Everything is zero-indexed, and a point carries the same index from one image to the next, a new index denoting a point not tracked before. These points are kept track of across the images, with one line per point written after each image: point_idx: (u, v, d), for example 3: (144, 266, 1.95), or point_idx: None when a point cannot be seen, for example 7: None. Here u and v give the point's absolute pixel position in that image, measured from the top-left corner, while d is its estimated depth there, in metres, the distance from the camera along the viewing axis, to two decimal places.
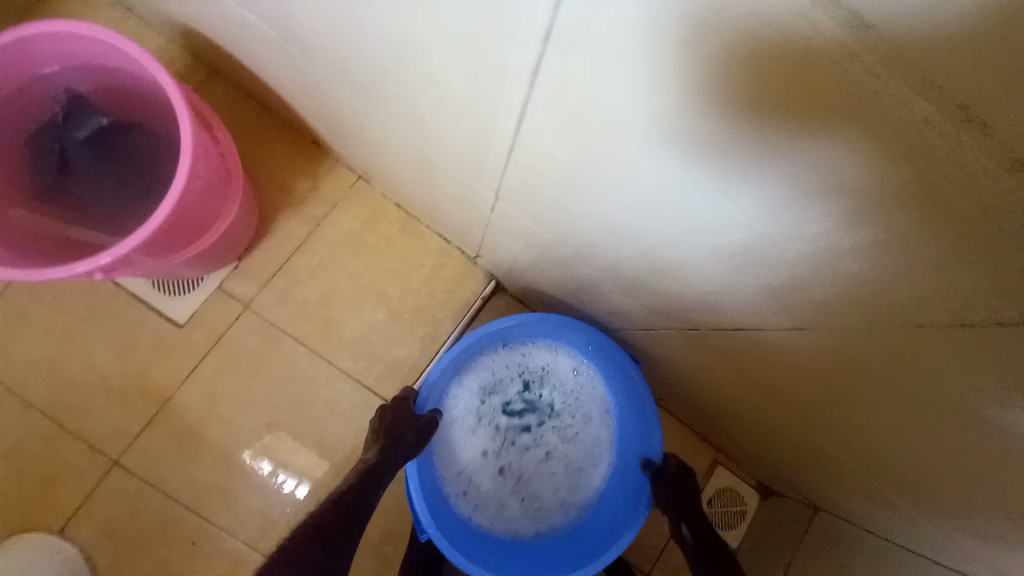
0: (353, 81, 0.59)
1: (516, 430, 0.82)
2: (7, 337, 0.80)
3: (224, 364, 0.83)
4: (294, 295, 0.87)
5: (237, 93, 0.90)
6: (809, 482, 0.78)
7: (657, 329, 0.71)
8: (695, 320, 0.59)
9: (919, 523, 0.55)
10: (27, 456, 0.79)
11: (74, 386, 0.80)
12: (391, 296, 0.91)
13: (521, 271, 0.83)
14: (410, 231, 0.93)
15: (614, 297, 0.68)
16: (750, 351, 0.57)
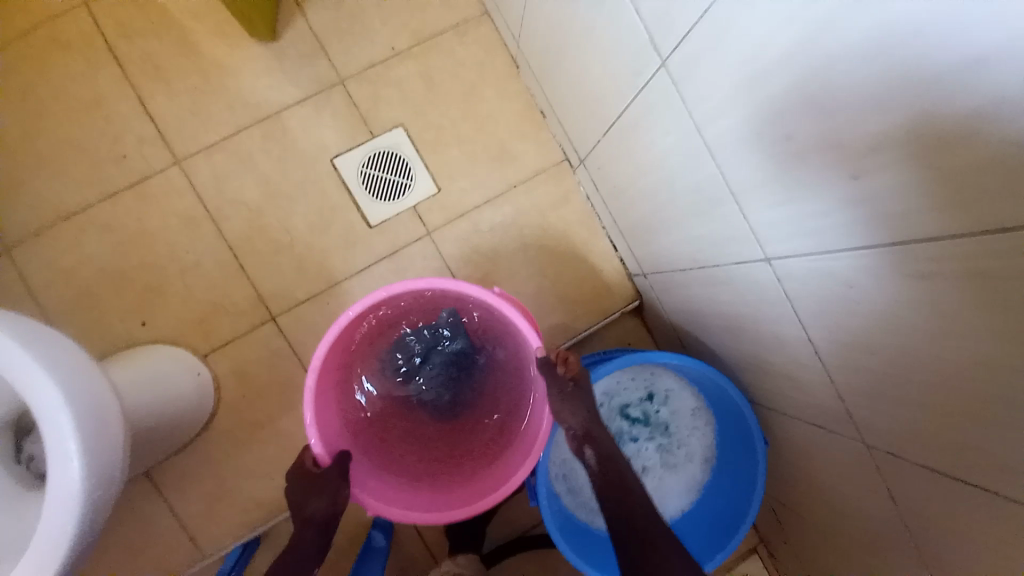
0: (641, 106, 0.66)
1: (626, 438, 0.84)
2: (230, 172, 0.89)
3: (392, 273, 0.91)
4: (471, 240, 0.94)
5: (497, 42, 0.96)
6: None
7: (792, 425, 0.75)
8: (848, 425, 0.63)
9: None
10: (202, 277, 0.88)
11: (266, 235, 0.89)
12: (548, 276, 0.96)
13: (679, 310, 0.87)
14: (588, 225, 0.97)
15: (769, 370, 0.73)
16: (902, 485, 0.59)
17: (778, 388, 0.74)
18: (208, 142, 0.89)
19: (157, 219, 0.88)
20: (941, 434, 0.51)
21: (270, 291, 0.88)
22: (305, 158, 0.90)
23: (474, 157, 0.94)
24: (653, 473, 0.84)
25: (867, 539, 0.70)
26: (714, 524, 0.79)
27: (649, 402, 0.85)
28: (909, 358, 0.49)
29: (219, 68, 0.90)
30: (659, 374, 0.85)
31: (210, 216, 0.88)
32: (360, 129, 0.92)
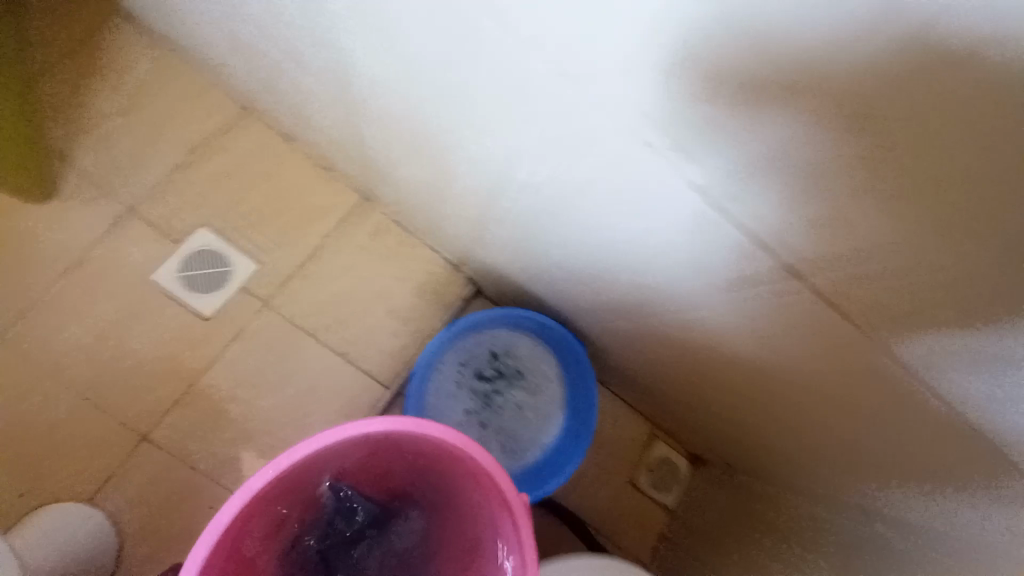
0: (390, 112, 0.78)
1: (490, 394, 0.96)
2: (55, 326, 0.93)
3: (246, 350, 0.97)
4: (308, 293, 1.01)
5: (265, 127, 1.09)
6: (738, 447, 1.02)
7: (618, 319, 0.88)
8: (652, 298, 0.75)
9: (871, 474, 0.71)
10: (62, 430, 0.90)
11: (112, 366, 0.93)
12: (390, 295, 1.06)
13: (504, 268, 0.98)
14: (406, 240, 1.09)
15: (603, 283, 0.80)
16: (690, 322, 0.74)
17: (603, 294, 0.84)
18: (23, 308, 0.93)
19: None
20: (813, 303, 0.53)
21: (137, 413, 0.92)
22: (125, 285, 0.96)
23: (281, 224, 1.04)
24: (524, 410, 0.97)
25: (701, 380, 0.87)
26: (580, 414, 0.95)
27: (496, 358, 0.97)
28: (625, 231, 0.64)
29: (10, 239, 0.95)
30: (493, 332, 0.98)
31: (49, 372, 0.91)
32: (167, 243, 1.00)
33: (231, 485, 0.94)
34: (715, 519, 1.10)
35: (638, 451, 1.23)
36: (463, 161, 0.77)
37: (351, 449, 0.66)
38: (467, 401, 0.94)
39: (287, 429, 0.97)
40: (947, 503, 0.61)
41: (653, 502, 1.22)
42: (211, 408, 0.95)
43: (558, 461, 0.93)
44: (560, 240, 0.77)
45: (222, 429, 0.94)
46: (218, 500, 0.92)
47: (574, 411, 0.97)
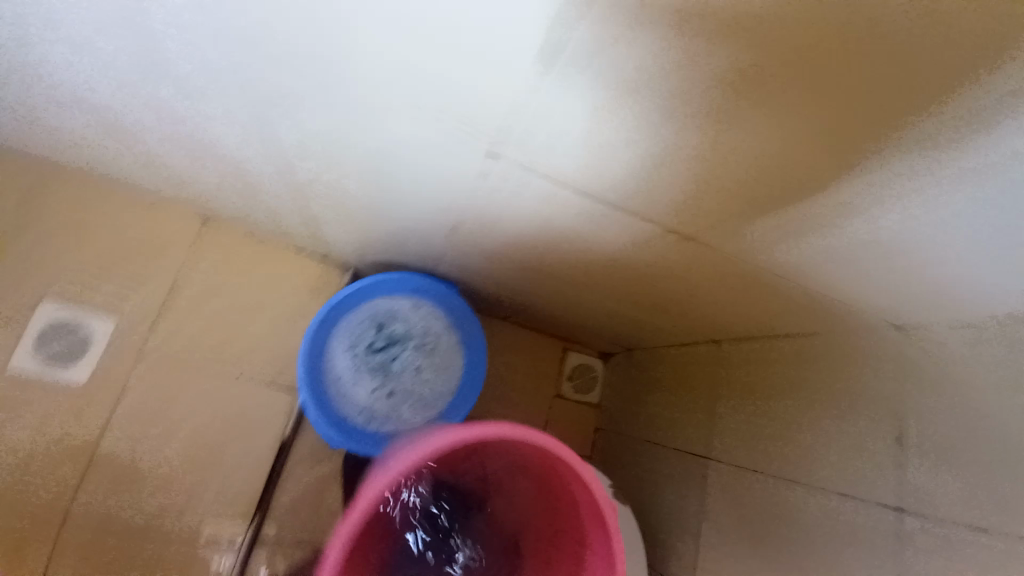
0: (147, 108, 0.70)
1: (388, 361, 1.00)
2: None
3: (137, 404, 0.97)
4: (180, 329, 1.01)
5: (57, 179, 0.98)
6: (629, 328, 1.14)
7: (478, 230, 0.85)
8: (490, 196, 0.72)
9: (720, 299, 0.84)
10: None
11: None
12: (267, 305, 1.07)
13: (352, 222, 0.92)
14: (264, 248, 1.08)
15: (442, 196, 0.75)
16: (534, 210, 0.73)
17: (449, 208, 0.78)
18: None
19: None
20: (668, 106, 0.44)
21: (44, 500, 0.91)
22: None
23: (121, 268, 0.98)
24: (426, 367, 1.03)
25: (565, 282, 0.96)
26: (470, 347, 1.05)
27: (383, 328, 1.01)
28: (456, 100, 0.52)
29: None
30: (372, 305, 1.00)
31: None
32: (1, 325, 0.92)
33: (172, 528, 0.96)
34: (627, 397, 1.25)
35: (555, 365, 1.35)
36: (254, 158, 0.77)
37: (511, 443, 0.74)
38: (367, 375, 0.98)
39: (210, 458, 0.99)
40: (883, 271, 0.58)
41: (581, 403, 1.35)
42: (123, 467, 0.95)
43: (465, 393, 1.03)
44: (384, 200, 0.80)
45: (144, 482, 0.96)
46: (164, 543, 0.95)
47: (468, 348, 1.05)
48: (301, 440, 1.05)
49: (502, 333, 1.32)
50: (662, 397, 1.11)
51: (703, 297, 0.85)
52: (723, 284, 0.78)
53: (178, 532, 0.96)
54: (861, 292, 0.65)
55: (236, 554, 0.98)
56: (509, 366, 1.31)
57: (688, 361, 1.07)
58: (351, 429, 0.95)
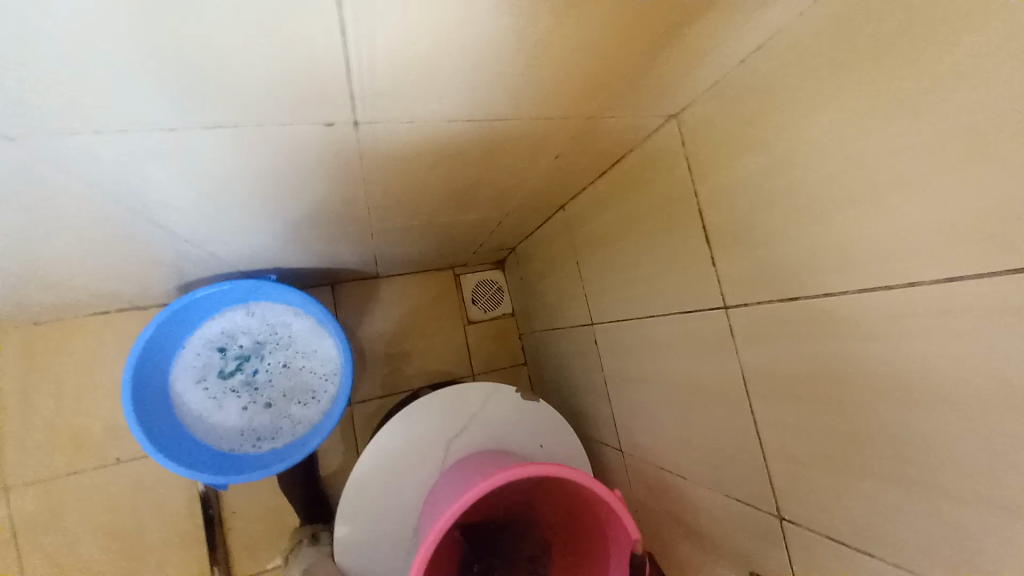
0: None
1: (249, 376, 0.93)
2: None
3: (28, 531, 0.91)
4: (29, 445, 0.93)
5: None
6: (489, 232, 1.05)
7: (208, 221, 0.68)
8: (144, 190, 0.55)
9: (517, 164, 0.72)
10: None
11: None
12: (108, 379, 0.98)
13: (91, 271, 0.77)
14: (72, 327, 0.97)
15: (114, 213, 0.59)
16: (220, 182, 0.57)
17: (140, 219, 0.62)
18: None
19: None
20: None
21: None
22: None
23: None
24: (292, 364, 0.95)
25: (379, 220, 0.85)
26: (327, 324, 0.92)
27: (226, 349, 0.93)
28: None
29: None
30: (201, 333, 0.91)
31: None
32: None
33: None
34: (530, 296, 1.17)
35: (455, 296, 1.27)
36: None
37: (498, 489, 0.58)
38: (233, 399, 0.92)
39: (133, 541, 0.96)
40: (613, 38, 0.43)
41: (498, 318, 1.29)
42: None
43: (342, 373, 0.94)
44: (97, 239, 0.66)
45: None
46: None
47: (325, 326, 0.94)
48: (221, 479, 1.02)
49: (383, 290, 1.22)
50: (549, 281, 1.05)
51: (509, 172, 0.74)
52: (507, 150, 0.66)
53: None
54: (625, 86, 0.54)
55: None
56: (407, 316, 1.23)
57: (557, 237, 0.97)
58: (239, 456, 0.89)
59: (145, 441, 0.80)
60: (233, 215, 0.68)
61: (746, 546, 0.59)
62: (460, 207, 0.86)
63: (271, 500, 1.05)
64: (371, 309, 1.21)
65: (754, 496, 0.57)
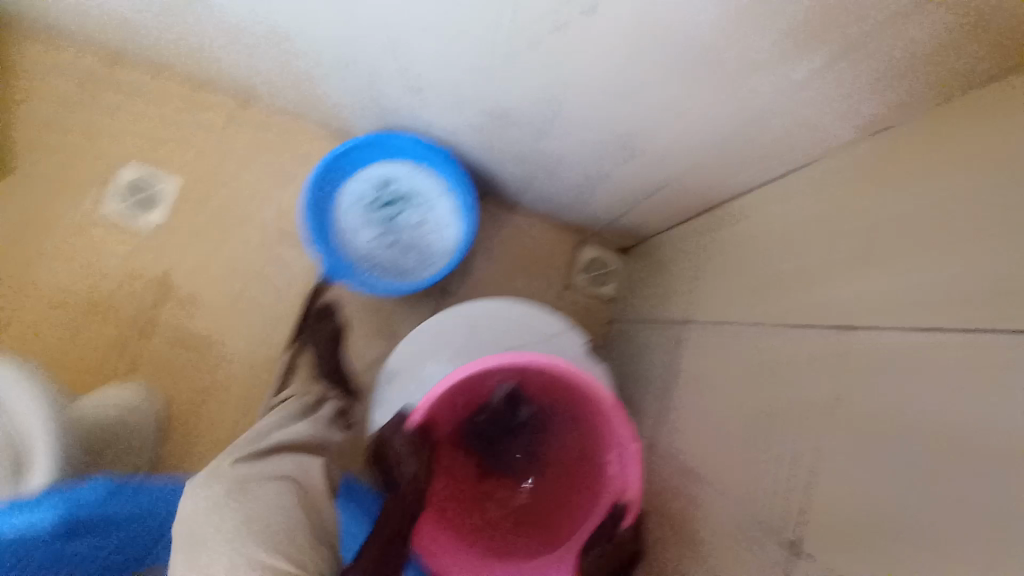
0: None
1: (389, 218, 1.09)
2: (38, 265, 1.09)
3: (196, 250, 1.14)
4: (227, 190, 1.16)
5: (134, 63, 1.14)
6: (634, 209, 1.07)
7: (447, 55, 0.79)
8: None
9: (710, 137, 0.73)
10: (77, 341, 1.09)
11: (97, 284, 1.11)
12: (297, 173, 1.18)
13: (337, 74, 0.94)
14: (294, 125, 1.18)
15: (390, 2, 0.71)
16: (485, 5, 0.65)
17: (408, 21, 0.74)
18: (5, 256, 1.09)
19: (14, 327, 1.07)
20: None
21: (130, 315, 1.11)
22: (80, 221, 1.12)
23: (186, 139, 1.16)
24: (423, 226, 1.09)
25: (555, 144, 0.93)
26: (465, 209, 1.04)
27: (385, 189, 1.08)
28: None
29: None
30: (374, 166, 1.07)
31: (47, 299, 1.09)
32: (98, 181, 1.13)
33: (225, 347, 1.13)
34: (641, 287, 1.19)
35: (571, 256, 1.32)
36: None
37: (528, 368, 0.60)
38: (370, 228, 1.08)
39: (251, 298, 1.15)
40: None
41: (597, 297, 1.32)
42: (186, 298, 1.13)
43: (456, 254, 1.05)
44: (361, 28, 0.79)
45: (201, 313, 1.13)
46: (216, 360, 1.13)
47: (463, 212, 1.06)
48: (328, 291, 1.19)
49: (518, 221, 1.31)
50: (666, 278, 1.05)
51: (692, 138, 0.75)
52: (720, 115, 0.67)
53: (227, 352, 1.13)
54: None
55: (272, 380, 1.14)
56: (521, 252, 1.30)
57: (693, 235, 0.96)
58: (355, 270, 1.05)
59: (305, 220, 0.97)
60: (461, 58, 0.78)
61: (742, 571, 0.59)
62: (624, 156, 0.89)
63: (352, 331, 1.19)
64: (500, 230, 1.30)
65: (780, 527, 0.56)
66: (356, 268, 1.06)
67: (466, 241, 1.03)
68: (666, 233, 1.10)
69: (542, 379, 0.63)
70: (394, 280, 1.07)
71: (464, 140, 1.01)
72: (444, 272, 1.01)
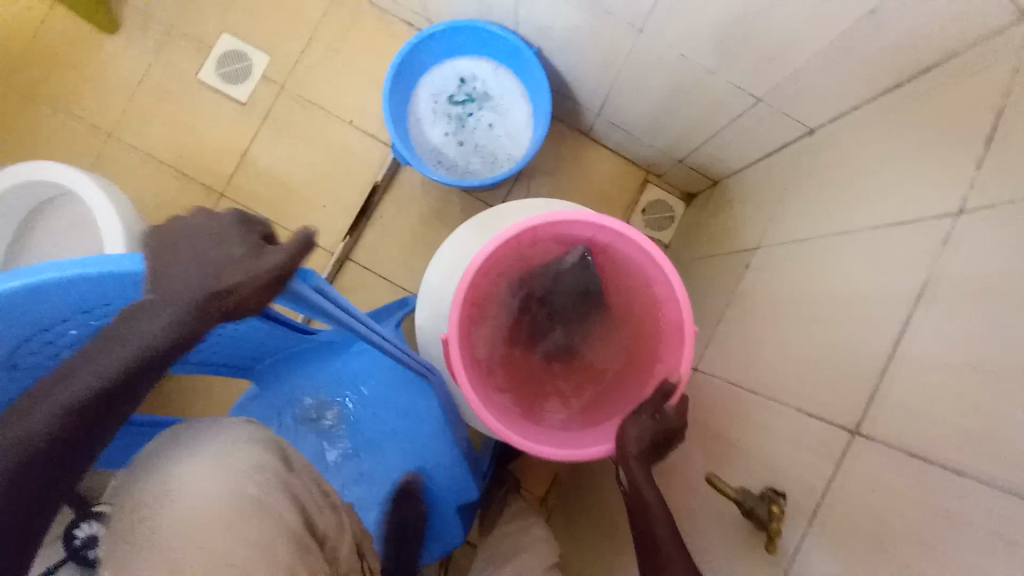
0: None
1: (464, 116, 1.10)
2: (138, 118, 1.18)
3: (276, 127, 1.19)
4: (311, 74, 1.20)
5: None
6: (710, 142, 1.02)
7: None
8: None
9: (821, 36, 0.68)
10: (161, 193, 1.16)
11: (186, 144, 1.18)
12: (379, 67, 1.20)
13: None
14: (383, 19, 1.20)
15: None
16: None
17: None
18: (112, 105, 1.17)
19: (111, 170, 1.16)
20: None
21: (211, 179, 1.18)
22: (178, 83, 1.18)
23: (280, 18, 1.20)
24: (494, 131, 1.10)
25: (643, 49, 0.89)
26: (540, 113, 1.03)
27: (464, 86, 1.10)
28: None
29: (89, 57, 1.17)
30: (457, 63, 1.09)
31: (142, 150, 1.17)
32: (196, 46, 1.19)
33: (289, 224, 1.19)
34: (700, 232, 1.15)
35: (630, 195, 1.29)
36: None
37: (588, 230, 0.61)
38: (443, 123, 1.09)
39: (319, 182, 1.20)
40: None
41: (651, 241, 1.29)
42: (262, 171, 1.19)
43: (524, 158, 1.05)
44: None
45: (271, 188, 1.19)
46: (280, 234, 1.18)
47: (538, 118, 1.05)
48: (390, 187, 1.22)
49: (584, 150, 1.29)
50: (732, 216, 1.01)
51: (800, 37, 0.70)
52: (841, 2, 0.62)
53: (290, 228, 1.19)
54: None
55: (327, 263, 1.19)
56: (582, 182, 1.28)
57: (768, 170, 0.91)
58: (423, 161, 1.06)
59: (386, 98, 0.99)
60: None
61: (781, 457, 0.56)
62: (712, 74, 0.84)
63: (407, 230, 1.22)
64: (566, 157, 1.29)
65: (833, 410, 0.52)
66: (425, 160, 1.07)
67: (537, 144, 1.02)
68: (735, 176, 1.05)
69: (605, 251, 0.62)
70: (460, 178, 1.07)
71: (549, 39, 0.99)
72: (512, 172, 1.01)
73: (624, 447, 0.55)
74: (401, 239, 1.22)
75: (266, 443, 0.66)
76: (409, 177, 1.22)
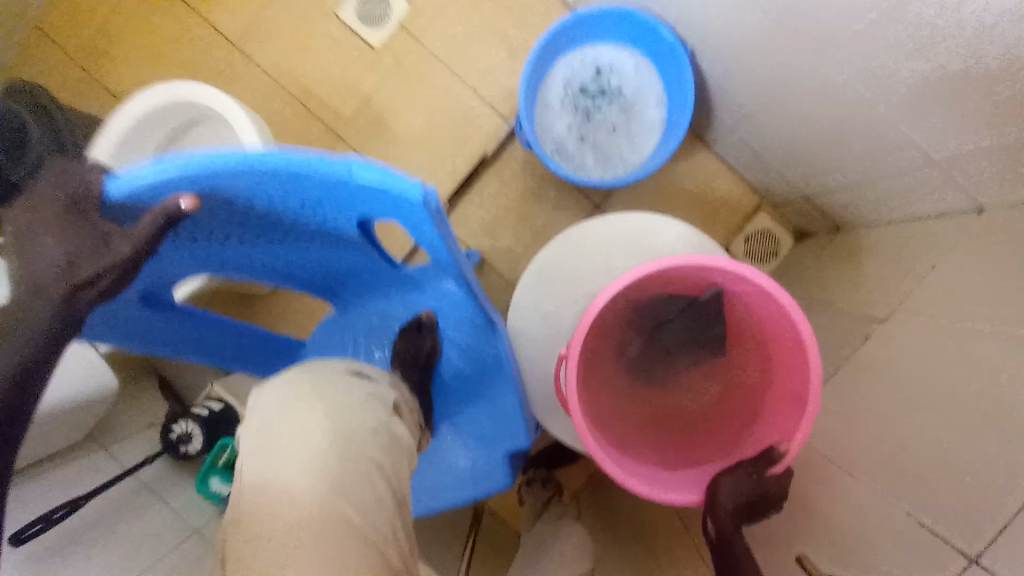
0: None
1: (592, 106, 1.06)
2: (274, 44, 1.20)
3: (400, 78, 1.19)
4: (445, 30, 1.18)
5: None
6: (850, 189, 0.95)
7: None
8: None
9: None
10: (283, 122, 1.20)
11: (313, 79, 1.20)
12: (513, 35, 1.17)
13: None
14: None
15: None
16: None
17: None
18: (251, 26, 1.20)
19: (241, 91, 1.20)
20: None
21: (330, 118, 1.20)
22: (317, 16, 1.19)
23: None
24: (620, 129, 1.05)
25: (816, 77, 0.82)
26: (676, 121, 0.99)
27: (601, 74, 1.05)
28: None
29: None
30: (599, 49, 1.04)
31: (272, 77, 1.20)
32: None
33: None
34: (806, 277, 1.09)
35: (737, 218, 1.23)
36: None
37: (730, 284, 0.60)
38: (570, 110, 1.06)
39: (431, 142, 1.20)
40: None
41: None
42: (378, 120, 1.20)
43: (646, 165, 1.01)
44: None
45: (383, 139, 1.20)
46: None
47: (671, 125, 1.00)
48: (498, 161, 1.21)
49: (700, 161, 1.23)
50: (853, 273, 0.95)
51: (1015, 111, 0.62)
52: None
53: None
54: None
55: None
56: (691, 195, 1.23)
57: (913, 238, 0.84)
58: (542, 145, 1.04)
59: (525, 74, 0.96)
60: None
61: None
62: (890, 120, 0.76)
63: (505, 207, 1.22)
64: (680, 164, 1.23)
65: None
66: (544, 144, 1.05)
67: (666, 153, 0.97)
68: (868, 230, 0.97)
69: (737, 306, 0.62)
70: (574, 169, 1.05)
71: (710, 44, 0.92)
72: (631, 178, 0.98)
73: (715, 502, 0.56)
74: (497, 215, 1.22)
75: (373, 394, 0.68)
76: (520, 155, 1.21)
